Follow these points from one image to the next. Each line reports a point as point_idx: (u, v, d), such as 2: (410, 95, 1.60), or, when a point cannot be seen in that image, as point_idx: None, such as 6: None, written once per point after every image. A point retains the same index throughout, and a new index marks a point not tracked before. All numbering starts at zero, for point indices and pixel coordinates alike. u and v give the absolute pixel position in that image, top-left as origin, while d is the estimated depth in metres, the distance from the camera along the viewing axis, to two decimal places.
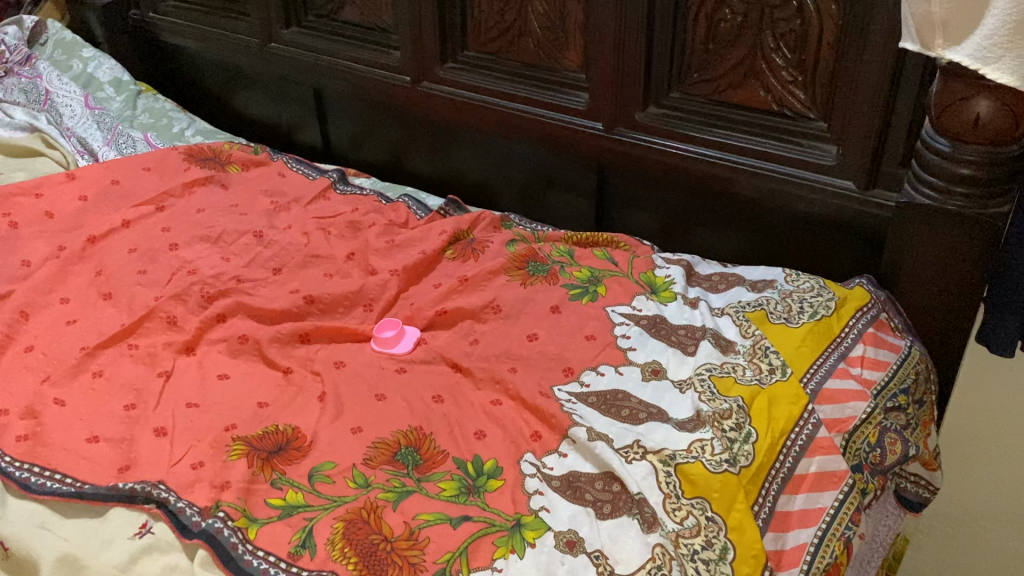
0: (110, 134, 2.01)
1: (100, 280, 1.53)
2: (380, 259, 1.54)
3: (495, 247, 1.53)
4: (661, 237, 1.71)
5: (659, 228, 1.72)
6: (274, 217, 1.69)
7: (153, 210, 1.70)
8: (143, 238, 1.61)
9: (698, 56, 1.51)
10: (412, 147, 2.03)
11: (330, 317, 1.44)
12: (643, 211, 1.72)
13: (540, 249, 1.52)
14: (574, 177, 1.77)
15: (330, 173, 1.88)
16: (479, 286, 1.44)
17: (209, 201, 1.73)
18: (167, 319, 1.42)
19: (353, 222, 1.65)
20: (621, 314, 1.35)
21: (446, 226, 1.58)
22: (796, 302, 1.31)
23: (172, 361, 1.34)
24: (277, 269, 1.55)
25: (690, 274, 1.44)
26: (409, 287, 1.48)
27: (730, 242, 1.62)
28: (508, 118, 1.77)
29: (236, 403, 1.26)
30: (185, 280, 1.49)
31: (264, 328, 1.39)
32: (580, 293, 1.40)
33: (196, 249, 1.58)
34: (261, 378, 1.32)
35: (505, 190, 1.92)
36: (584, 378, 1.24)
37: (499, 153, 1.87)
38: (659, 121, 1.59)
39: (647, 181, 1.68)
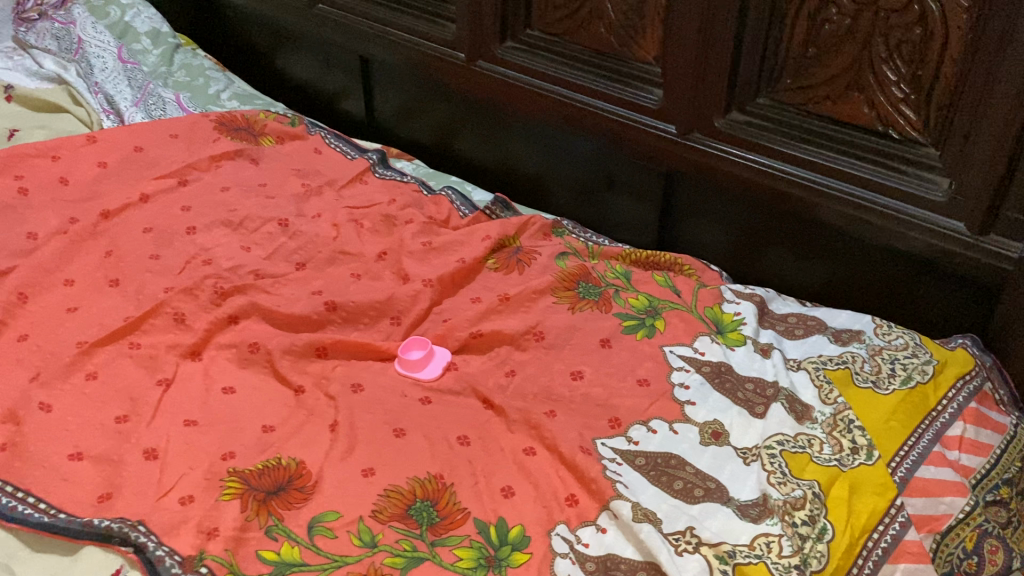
0: (140, 94, 1.87)
1: (109, 262, 1.39)
2: (414, 264, 1.38)
3: (542, 261, 1.37)
4: (730, 257, 1.53)
5: (727, 245, 1.53)
6: (304, 203, 1.54)
7: (175, 185, 1.56)
8: (161, 217, 1.48)
9: (794, 61, 1.31)
10: (461, 128, 1.86)
11: (352, 328, 1.29)
12: (712, 227, 1.54)
13: (593, 267, 1.34)
14: (635, 181, 1.60)
15: (370, 154, 1.73)
16: (522, 306, 1.28)
17: (236, 179, 1.59)
18: (174, 316, 1.28)
19: (389, 216, 1.50)
20: (680, 357, 1.18)
21: (490, 230, 1.41)
22: (887, 362, 1.13)
23: (174, 366, 1.21)
24: (301, 265, 1.41)
25: (763, 312, 1.26)
26: (443, 299, 1.33)
27: (808, 272, 1.44)
28: (569, 110, 1.60)
29: (238, 425, 1.13)
30: (199, 271, 1.35)
31: (279, 337, 1.25)
32: (635, 326, 1.23)
33: (215, 234, 1.44)
34: (270, 395, 1.18)
35: (558, 186, 1.74)
36: (632, 434, 1.08)
37: (556, 146, 1.70)
38: (740, 129, 1.40)
39: (718, 194, 1.49)
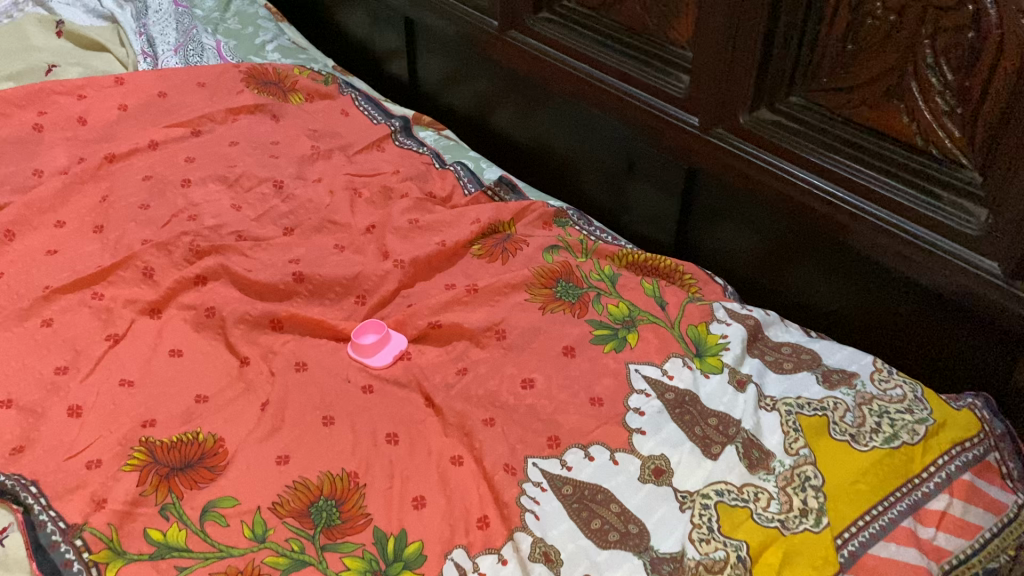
0: (182, 39, 1.87)
1: (102, 207, 1.39)
2: (396, 241, 1.31)
3: (529, 253, 1.27)
4: (751, 265, 1.39)
5: (752, 253, 1.39)
6: (308, 165, 1.50)
7: (187, 135, 1.54)
8: (163, 166, 1.46)
9: (831, 57, 1.15)
10: (497, 101, 1.76)
11: (317, 302, 1.23)
12: (733, 232, 1.40)
13: (580, 265, 1.24)
14: (661, 175, 1.46)
15: (394, 121, 1.67)
16: (491, 300, 1.19)
17: (247, 134, 1.55)
18: (142, 270, 1.26)
19: (387, 188, 1.43)
20: (645, 378, 1.06)
21: (482, 214, 1.33)
22: (874, 414, 0.99)
23: (128, 322, 1.19)
24: (286, 230, 1.36)
25: (755, 337, 1.13)
26: (415, 283, 1.26)
27: (828, 293, 1.29)
28: (596, 93, 1.48)
29: (172, 391, 1.09)
30: (180, 226, 1.32)
31: (237, 303, 1.21)
32: (605, 336, 1.12)
33: (208, 189, 1.41)
34: (213, 364, 1.14)
35: (587, 171, 1.63)
36: (566, 457, 0.98)
37: (583, 128, 1.58)
38: (767, 129, 1.25)
39: (744, 199, 1.35)
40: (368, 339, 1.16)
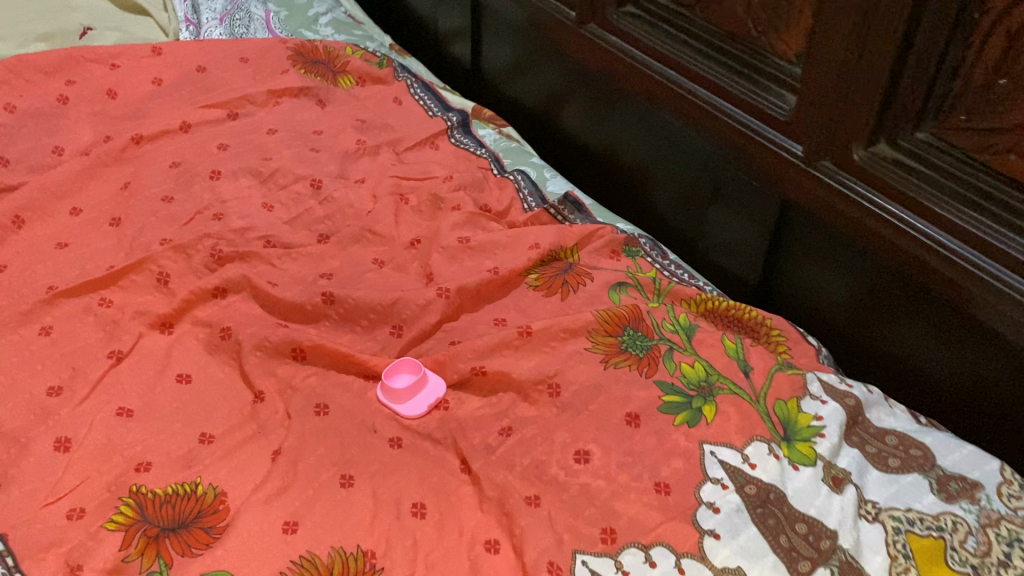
0: (229, 7, 1.72)
1: (122, 196, 1.25)
2: (442, 264, 1.15)
3: (592, 290, 1.11)
4: (842, 316, 1.19)
5: (843, 303, 1.18)
6: (352, 163, 1.34)
7: (223, 118, 1.40)
8: (194, 154, 1.32)
9: (974, 92, 0.97)
10: (566, 96, 1.58)
11: (347, 329, 1.08)
12: (823, 275, 1.20)
13: (650, 310, 1.07)
14: (745, 199, 1.27)
15: (451, 114, 1.50)
16: (545, 345, 1.03)
17: (289, 122, 1.41)
18: (157, 275, 1.12)
19: (437, 196, 1.27)
20: (722, 465, 0.89)
21: (542, 238, 1.17)
22: (1001, 544, 0.81)
23: (135, 337, 1.05)
24: (321, 238, 1.21)
25: (855, 420, 0.95)
26: (460, 315, 1.10)
27: (937, 362, 1.08)
28: (681, 103, 1.29)
29: (174, 427, 0.96)
30: (204, 226, 1.18)
31: (258, 324, 1.06)
32: (676, 405, 0.95)
33: (239, 184, 1.27)
34: (225, 397, 1.00)
35: (659, 184, 1.43)
36: (622, 559, 0.82)
37: (659, 138, 1.39)
38: (886, 168, 1.06)
39: (841, 239, 1.14)
40: (400, 381, 1.01)
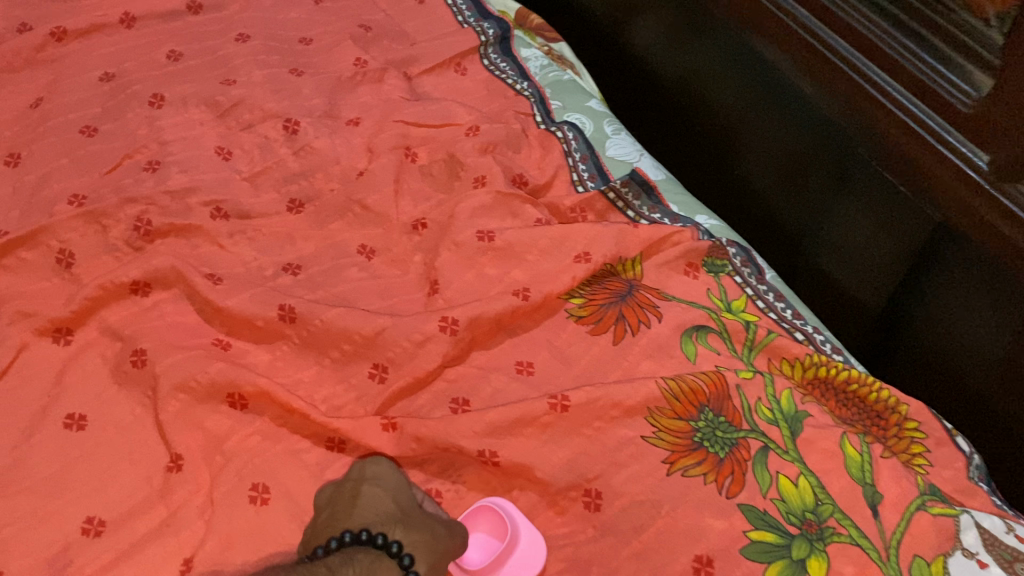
0: None
1: (30, 118, 0.92)
2: (453, 268, 0.83)
3: (658, 336, 0.79)
4: (982, 386, 0.86)
5: (988, 371, 0.85)
6: (345, 94, 1.00)
7: (182, 12, 1.06)
8: (135, 63, 0.98)
9: None
10: (642, 6, 1.18)
11: (310, 360, 0.77)
12: (967, 326, 0.85)
13: (739, 379, 0.75)
14: (877, 197, 0.90)
15: (487, 24, 1.13)
16: (586, 427, 0.72)
17: (269, 26, 1.06)
18: (57, 254, 0.81)
19: (456, 158, 0.94)
20: None
21: (596, 245, 0.84)
22: None
23: (14, 351, 0.75)
24: (292, 205, 0.88)
25: None
26: (470, 353, 0.79)
27: None
28: (809, 53, 0.93)
29: (46, 508, 0.67)
30: (131, 183, 0.86)
31: (186, 347, 0.76)
32: (769, 550, 0.65)
33: (189, 117, 0.93)
34: (126, 460, 0.71)
35: (755, 149, 1.06)
36: None
37: (761, 91, 1.02)
38: None
39: (1013, 288, 0.79)
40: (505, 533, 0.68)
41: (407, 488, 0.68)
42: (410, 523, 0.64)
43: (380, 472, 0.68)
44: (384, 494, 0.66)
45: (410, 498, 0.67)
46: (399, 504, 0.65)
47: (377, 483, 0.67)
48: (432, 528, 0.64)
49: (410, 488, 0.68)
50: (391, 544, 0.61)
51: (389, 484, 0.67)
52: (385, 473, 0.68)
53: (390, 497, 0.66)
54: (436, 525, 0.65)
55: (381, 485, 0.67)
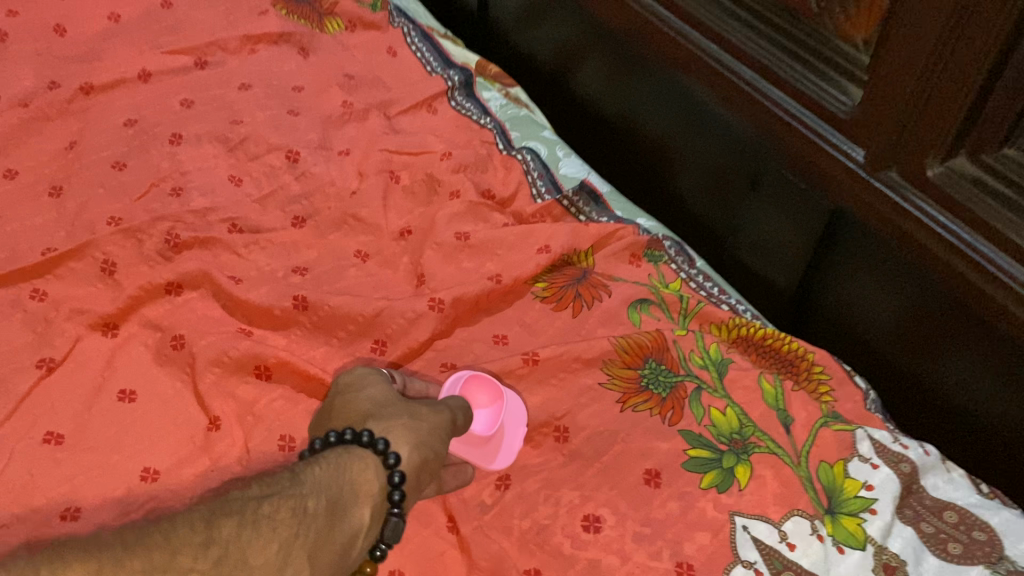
0: None
1: (65, 158, 1.07)
2: (436, 263, 1.00)
3: (610, 307, 0.96)
4: (883, 341, 1.05)
5: (886, 328, 1.04)
6: (335, 130, 1.17)
7: (189, 66, 1.23)
8: (152, 110, 1.14)
9: None
10: (585, 54, 1.38)
11: (321, 339, 0.92)
12: (866, 292, 1.04)
13: (676, 337, 0.92)
14: (783, 196, 1.10)
15: (452, 72, 1.31)
16: (552, 377, 0.89)
17: (266, 76, 1.23)
18: (101, 264, 0.96)
19: (433, 177, 1.11)
20: (755, 544, 0.76)
21: (554, 238, 1.01)
22: None
23: (71, 342, 0.89)
24: (296, 221, 1.04)
25: (909, 489, 0.82)
26: (454, 329, 0.95)
27: (992, 407, 0.95)
28: (719, 81, 1.12)
29: (110, 461, 0.81)
30: (159, 205, 1.02)
31: (216, 333, 0.91)
32: (704, 462, 0.82)
33: (203, 152, 1.10)
34: (173, 423, 0.85)
35: (684, 167, 1.26)
36: None
37: (686, 116, 1.22)
38: (959, 187, 0.90)
39: (893, 257, 0.99)
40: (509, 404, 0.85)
41: (386, 385, 0.82)
42: (383, 417, 0.77)
43: (360, 380, 0.82)
44: (363, 396, 0.80)
45: (386, 395, 0.80)
46: (376, 402, 0.79)
47: (357, 390, 0.81)
48: (405, 416, 0.77)
49: (388, 384, 0.82)
50: (362, 436, 0.73)
51: (366, 388, 0.81)
52: (361, 380, 0.82)
53: (369, 397, 0.79)
54: (414, 411, 0.78)
55: (361, 391, 0.80)
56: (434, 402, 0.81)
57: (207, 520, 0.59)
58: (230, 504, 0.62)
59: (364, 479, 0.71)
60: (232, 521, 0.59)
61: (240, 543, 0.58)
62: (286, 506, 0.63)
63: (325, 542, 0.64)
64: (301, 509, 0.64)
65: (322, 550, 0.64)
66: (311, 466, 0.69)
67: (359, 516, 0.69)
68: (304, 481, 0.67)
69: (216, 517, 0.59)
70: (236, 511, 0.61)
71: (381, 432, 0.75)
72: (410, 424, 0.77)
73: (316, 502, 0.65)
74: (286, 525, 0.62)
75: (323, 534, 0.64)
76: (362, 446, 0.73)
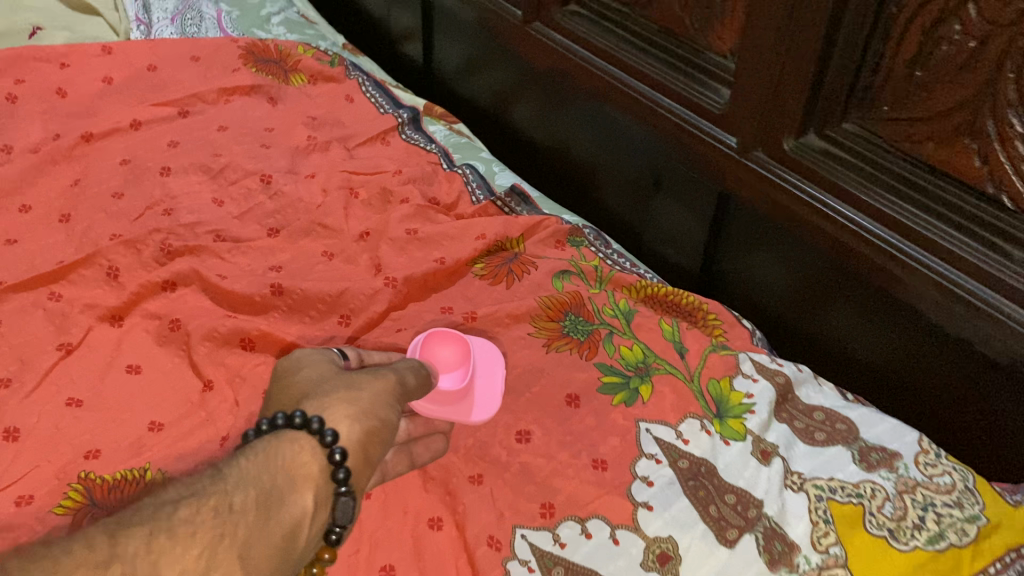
0: (179, 8, 1.74)
1: (71, 192, 1.26)
2: (391, 255, 1.18)
3: (537, 278, 1.15)
4: (783, 304, 1.24)
5: (783, 290, 1.23)
6: (302, 159, 1.37)
7: (174, 116, 1.43)
8: (143, 151, 1.34)
9: (898, 83, 0.99)
10: (518, 94, 1.60)
11: (295, 318, 1.10)
12: (763, 261, 1.25)
13: (592, 296, 1.11)
14: (688, 189, 1.31)
15: (402, 111, 1.52)
16: (489, 331, 1.07)
17: (241, 120, 1.43)
18: (107, 269, 1.13)
19: (387, 190, 1.30)
20: (656, 441, 0.93)
21: (489, 228, 1.20)
22: (919, 508, 0.86)
23: (85, 330, 1.06)
24: (271, 231, 1.23)
25: (784, 397, 1.00)
26: (408, 304, 1.13)
27: (868, 342, 1.14)
28: (621, 97, 1.33)
29: (121, 417, 0.97)
30: (154, 222, 1.21)
31: (206, 317, 1.08)
32: (615, 385, 0.99)
33: (189, 180, 1.29)
34: (174, 386, 1.01)
35: (608, 178, 1.47)
36: (560, 532, 0.85)
37: (603, 133, 1.43)
38: (813, 157, 1.10)
39: (777, 226, 1.19)
40: (495, 371, 1.00)
41: (329, 366, 0.83)
42: (325, 396, 0.77)
43: (301, 362, 0.85)
44: (308, 378, 0.81)
45: (325, 371, 0.83)
46: (319, 381, 0.81)
47: (304, 372, 0.83)
48: (344, 388, 0.78)
49: (329, 367, 0.83)
50: (294, 417, 0.72)
51: (304, 369, 0.83)
52: (301, 361, 0.85)
53: (314, 376, 0.82)
54: (354, 383, 0.80)
55: (306, 373, 0.82)
56: (376, 369, 0.84)
57: (109, 537, 0.57)
58: (142, 513, 0.60)
59: (304, 458, 0.71)
60: (140, 532, 0.58)
61: (149, 558, 0.56)
62: (206, 509, 0.62)
63: (258, 537, 0.63)
64: (225, 506, 0.63)
65: (256, 542, 0.62)
66: (239, 460, 0.68)
67: (301, 501, 0.68)
68: (229, 475, 0.66)
69: (123, 529, 0.58)
70: (149, 521, 0.59)
71: (317, 410, 0.75)
72: (348, 395, 0.77)
73: (242, 496, 0.64)
74: (207, 526, 0.60)
75: (253, 529, 0.63)
76: (295, 429, 0.72)
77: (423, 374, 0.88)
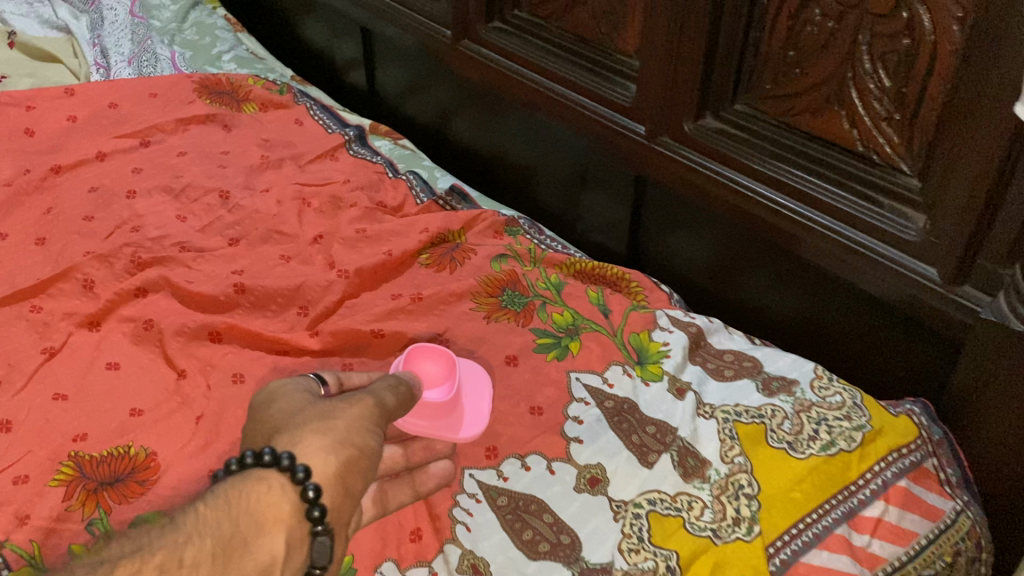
0: (134, 51, 1.87)
1: (45, 219, 1.36)
2: (342, 252, 1.30)
3: (476, 262, 1.27)
4: (704, 276, 1.37)
5: (703, 263, 1.37)
6: (257, 177, 1.49)
7: (136, 146, 1.54)
8: (110, 178, 1.45)
9: (774, 66, 1.12)
10: (456, 109, 1.73)
11: (259, 313, 1.21)
12: (683, 238, 1.38)
13: (526, 273, 1.24)
14: (613, 179, 1.44)
15: (348, 130, 1.65)
16: (435, 309, 1.19)
17: (199, 146, 1.55)
18: (83, 282, 1.24)
19: (337, 198, 1.43)
20: (585, 387, 1.05)
21: (431, 222, 1.33)
22: (812, 421, 0.98)
23: (66, 335, 1.17)
24: (232, 241, 1.34)
25: (698, 344, 1.12)
26: (361, 293, 1.25)
27: (778, 300, 1.27)
28: (545, 100, 1.46)
29: (104, 405, 1.07)
30: (123, 238, 1.31)
31: (177, 315, 1.19)
32: (548, 345, 1.11)
33: (153, 201, 1.40)
34: (151, 376, 1.11)
35: (543, 178, 1.60)
36: (503, 468, 0.97)
37: (534, 136, 1.57)
38: (710, 137, 1.24)
39: (691, 204, 1.33)
40: (483, 392, 1.03)
41: (302, 397, 0.80)
42: (293, 430, 0.73)
43: (274, 395, 0.81)
44: (280, 410, 0.78)
45: (297, 404, 0.79)
46: (291, 413, 0.77)
47: (275, 403, 0.79)
48: (316, 420, 0.74)
49: (304, 395, 0.80)
50: (262, 455, 0.69)
51: (278, 401, 0.80)
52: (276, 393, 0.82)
53: (286, 408, 0.78)
54: (325, 413, 0.75)
55: (277, 404, 0.79)
56: (352, 396, 0.80)
57: None
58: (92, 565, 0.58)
59: (270, 500, 0.67)
60: None
61: None
62: (156, 559, 0.59)
63: None
64: (171, 561, 0.59)
65: None
66: (199, 507, 0.64)
67: (268, 546, 0.65)
68: (184, 523, 0.62)
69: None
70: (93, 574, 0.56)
71: (286, 446, 0.71)
72: (321, 428, 0.73)
73: (201, 543, 0.61)
74: None
75: None
76: (265, 467, 0.69)
77: (403, 394, 0.85)
